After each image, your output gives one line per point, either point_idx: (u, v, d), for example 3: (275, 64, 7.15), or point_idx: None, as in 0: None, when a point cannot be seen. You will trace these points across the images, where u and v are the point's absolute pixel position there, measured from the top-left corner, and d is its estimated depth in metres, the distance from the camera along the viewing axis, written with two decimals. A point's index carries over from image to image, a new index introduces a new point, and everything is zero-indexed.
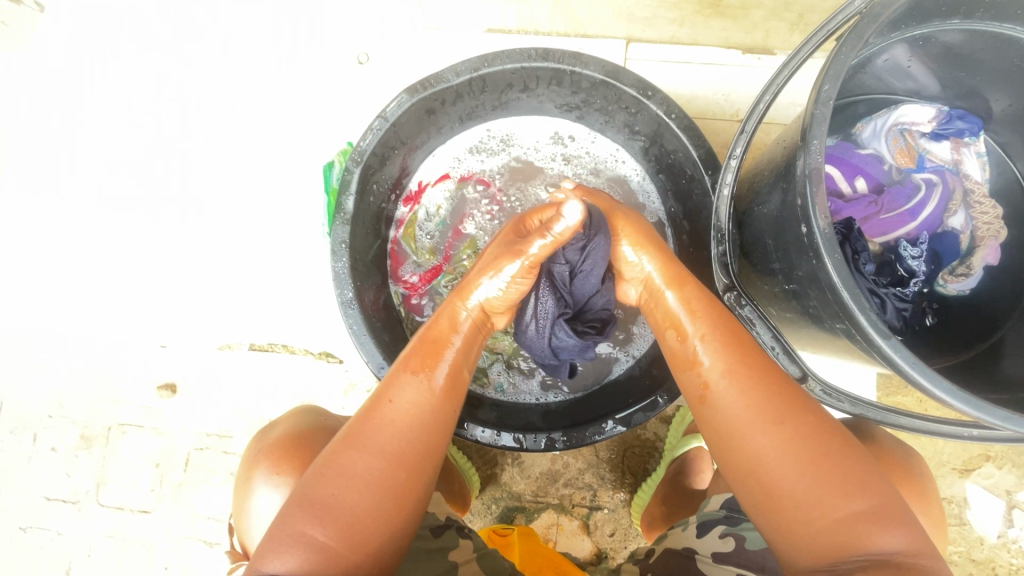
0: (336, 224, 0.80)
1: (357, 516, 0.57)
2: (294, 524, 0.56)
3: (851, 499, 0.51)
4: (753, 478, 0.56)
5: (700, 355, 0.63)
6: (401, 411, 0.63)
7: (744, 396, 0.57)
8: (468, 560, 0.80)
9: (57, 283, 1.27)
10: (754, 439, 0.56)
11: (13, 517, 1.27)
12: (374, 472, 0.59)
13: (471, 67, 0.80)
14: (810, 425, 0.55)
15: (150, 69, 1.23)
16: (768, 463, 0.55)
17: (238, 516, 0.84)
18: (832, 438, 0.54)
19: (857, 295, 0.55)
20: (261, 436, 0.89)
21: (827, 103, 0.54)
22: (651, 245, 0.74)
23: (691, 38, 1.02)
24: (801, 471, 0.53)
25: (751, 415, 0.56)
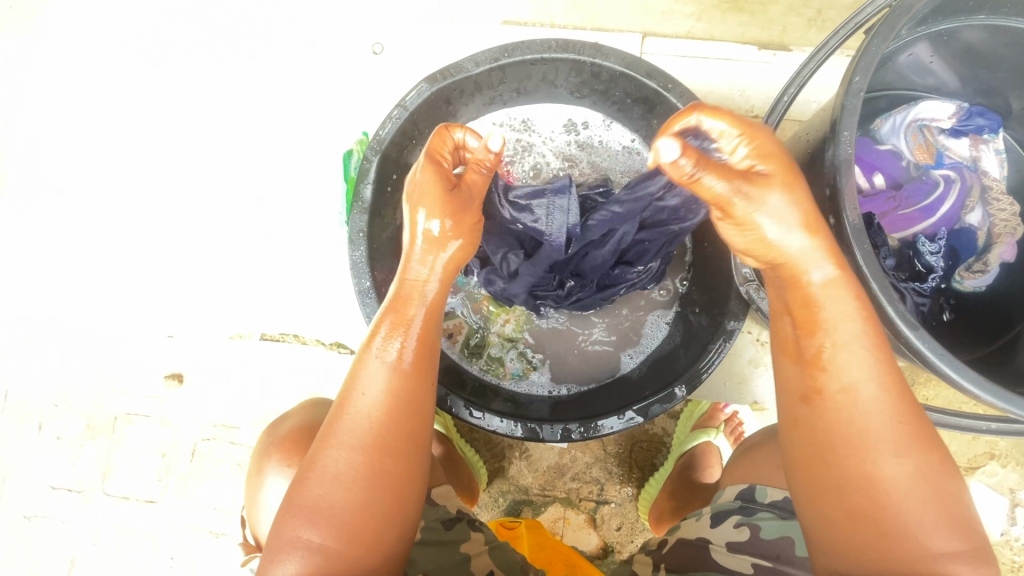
0: (354, 213, 0.80)
1: (358, 516, 0.58)
2: (289, 527, 0.58)
3: (954, 536, 0.50)
4: (843, 494, 0.53)
5: (825, 359, 0.55)
6: (372, 402, 0.62)
7: (887, 419, 0.52)
8: (479, 553, 0.80)
9: (64, 271, 1.26)
10: (873, 458, 0.52)
11: (16, 506, 1.26)
12: (351, 465, 0.59)
13: (491, 57, 0.80)
14: (936, 460, 0.52)
15: (160, 56, 1.22)
16: (884, 483, 0.52)
17: (249, 507, 0.84)
18: (946, 475, 0.52)
19: (885, 286, 0.55)
20: (273, 427, 0.88)
21: (858, 95, 0.54)
22: (804, 208, 0.56)
23: (707, 33, 1.02)
24: (911, 498, 0.51)
25: (883, 438, 0.52)
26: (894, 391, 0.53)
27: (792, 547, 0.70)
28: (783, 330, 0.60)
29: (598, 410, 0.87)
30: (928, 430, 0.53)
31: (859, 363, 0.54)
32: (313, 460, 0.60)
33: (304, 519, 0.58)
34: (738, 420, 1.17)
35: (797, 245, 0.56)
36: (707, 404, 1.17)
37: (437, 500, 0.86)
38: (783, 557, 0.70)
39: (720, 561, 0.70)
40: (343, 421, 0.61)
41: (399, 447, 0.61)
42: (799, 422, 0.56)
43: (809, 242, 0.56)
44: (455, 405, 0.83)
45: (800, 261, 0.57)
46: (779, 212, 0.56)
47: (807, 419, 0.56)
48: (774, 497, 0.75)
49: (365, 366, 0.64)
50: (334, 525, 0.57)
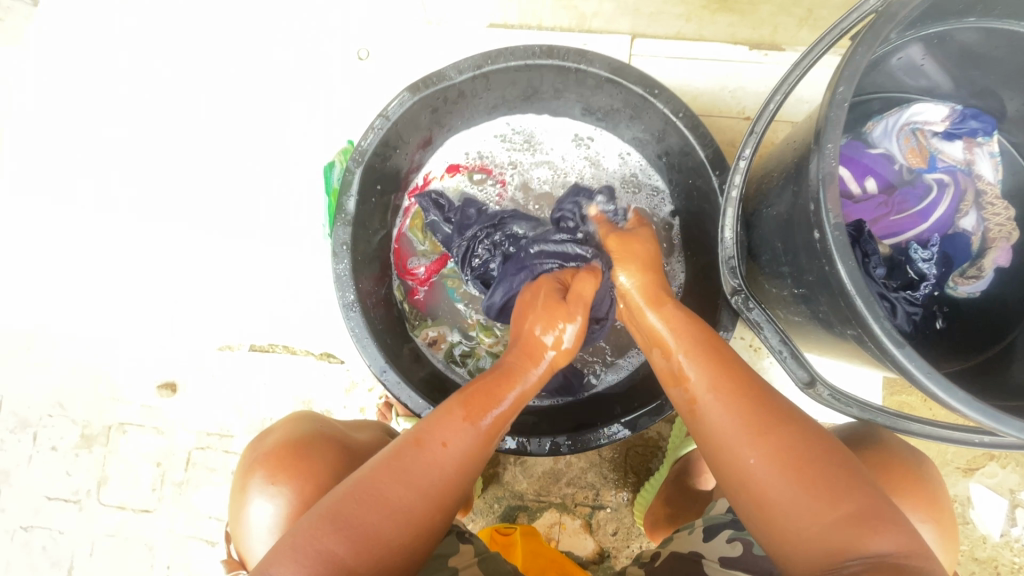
0: (337, 225, 0.79)
1: (391, 553, 0.53)
2: (316, 536, 0.52)
3: (831, 506, 0.49)
4: (744, 486, 0.54)
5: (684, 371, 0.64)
6: (451, 459, 0.59)
7: (727, 395, 0.58)
8: (468, 564, 0.78)
9: (55, 281, 1.25)
10: (737, 449, 0.55)
11: (14, 516, 1.27)
12: (412, 505, 0.55)
13: (473, 64, 0.78)
14: (793, 432, 0.54)
15: (145, 64, 1.21)
16: (751, 469, 0.54)
17: (234, 526, 0.81)
18: (820, 447, 0.53)
19: (870, 302, 0.53)
20: (256, 443, 0.86)
21: (842, 105, 0.52)
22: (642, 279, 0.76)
23: (697, 33, 1.00)
24: (780, 475, 0.52)
25: (739, 428, 0.56)
26: (732, 398, 0.58)
27: None
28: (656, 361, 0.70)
29: (588, 422, 0.86)
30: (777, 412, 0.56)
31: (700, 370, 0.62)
32: (373, 479, 0.56)
33: (330, 531, 0.52)
34: None
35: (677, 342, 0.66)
36: None
37: None
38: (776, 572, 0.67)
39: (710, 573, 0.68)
40: (417, 455, 0.58)
41: (447, 500, 0.58)
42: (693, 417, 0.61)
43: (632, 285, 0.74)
44: None
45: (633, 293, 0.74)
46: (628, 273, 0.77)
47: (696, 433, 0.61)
48: None
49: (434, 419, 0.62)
50: (363, 551, 0.52)
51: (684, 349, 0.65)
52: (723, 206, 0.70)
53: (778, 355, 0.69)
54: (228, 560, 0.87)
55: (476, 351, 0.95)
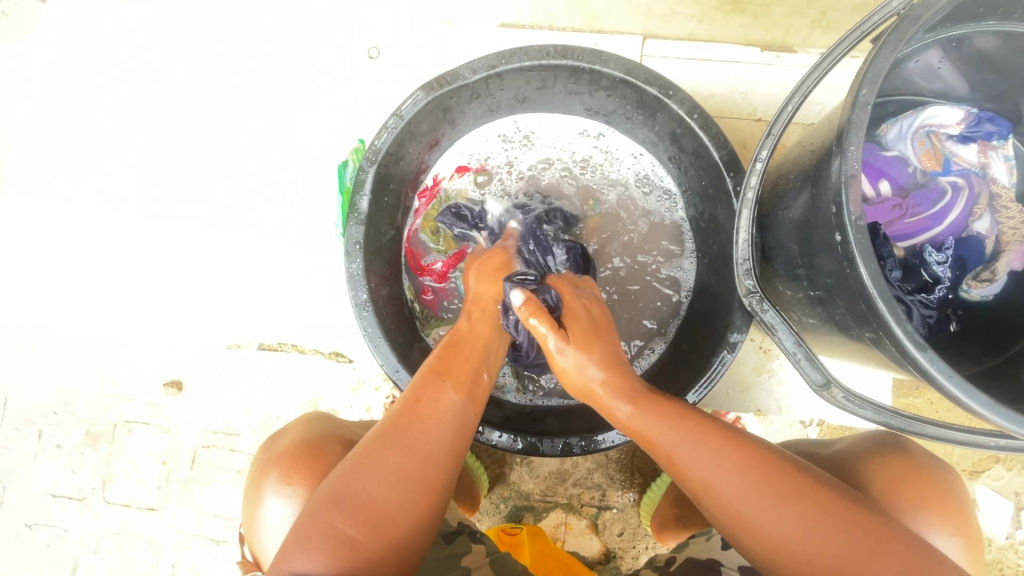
0: (350, 224, 0.78)
1: (395, 517, 0.57)
2: (323, 514, 0.56)
3: (853, 544, 0.55)
4: (779, 557, 0.58)
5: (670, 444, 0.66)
6: (438, 412, 0.66)
7: (728, 460, 0.62)
8: (481, 564, 0.78)
9: (61, 278, 1.25)
10: (759, 515, 0.59)
11: (18, 514, 1.26)
12: (405, 469, 0.60)
13: (488, 64, 0.78)
14: (794, 487, 0.59)
15: (153, 60, 1.20)
16: (772, 530, 0.58)
17: (247, 527, 0.81)
18: (818, 496, 0.59)
19: (891, 305, 0.54)
20: (270, 445, 0.86)
21: (865, 108, 0.52)
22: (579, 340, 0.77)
23: (709, 34, 1.00)
24: (802, 530, 0.57)
25: (749, 490, 0.60)
26: (725, 452, 0.63)
27: None
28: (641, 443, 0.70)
29: (599, 421, 0.85)
30: (774, 470, 0.61)
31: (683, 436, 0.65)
32: (363, 457, 0.61)
33: (336, 510, 0.56)
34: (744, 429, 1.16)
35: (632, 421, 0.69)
36: None
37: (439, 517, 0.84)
38: None
39: None
40: (405, 432, 0.63)
41: (444, 467, 0.63)
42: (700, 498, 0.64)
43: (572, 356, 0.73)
44: None
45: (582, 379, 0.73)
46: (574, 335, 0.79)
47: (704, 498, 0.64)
48: None
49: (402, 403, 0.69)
50: (371, 525, 0.56)
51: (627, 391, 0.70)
52: (739, 207, 0.70)
53: (792, 357, 0.68)
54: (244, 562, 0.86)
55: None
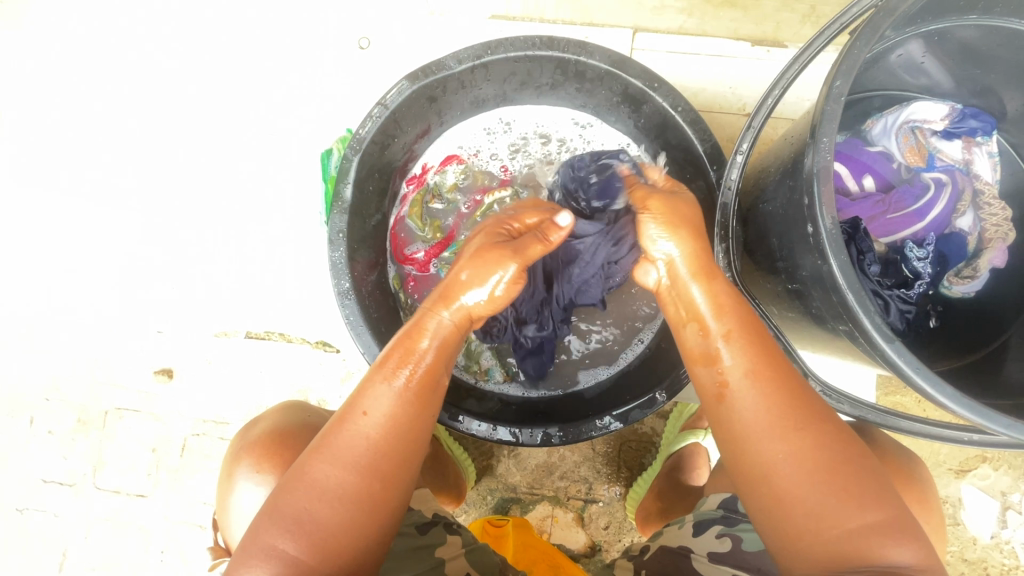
0: (334, 213, 0.78)
1: (337, 533, 0.57)
2: (264, 533, 0.57)
3: (861, 509, 0.51)
4: (766, 486, 0.54)
5: (720, 353, 0.60)
6: (374, 424, 0.60)
7: (770, 391, 0.56)
8: (455, 555, 0.77)
9: (53, 266, 1.25)
10: (763, 442, 0.55)
11: (10, 499, 1.28)
12: (344, 485, 0.58)
13: (474, 54, 0.78)
14: (831, 437, 0.54)
15: (146, 49, 1.20)
16: (788, 469, 0.53)
17: (220, 513, 0.82)
18: (849, 451, 0.54)
19: (861, 297, 0.54)
20: (245, 431, 0.86)
21: (839, 99, 0.52)
22: (682, 222, 0.68)
23: (700, 29, 1.00)
24: (818, 477, 0.52)
25: (772, 422, 0.55)
26: (767, 383, 0.56)
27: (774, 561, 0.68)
28: (685, 336, 0.64)
29: (581, 413, 0.86)
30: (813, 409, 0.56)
31: (741, 353, 0.58)
32: (306, 468, 0.59)
33: (278, 527, 0.57)
34: None
35: (714, 320, 0.61)
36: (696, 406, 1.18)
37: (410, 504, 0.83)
38: (764, 570, 0.67)
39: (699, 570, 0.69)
40: (343, 436, 0.60)
41: (396, 475, 0.60)
42: (713, 419, 0.60)
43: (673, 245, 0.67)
44: None
45: (680, 265, 0.66)
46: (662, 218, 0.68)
47: (719, 416, 0.59)
48: None
49: (372, 387, 0.62)
50: (311, 543, 0.56)
51: (724, 331, 0.60)
52: (720, 201, 0.71)
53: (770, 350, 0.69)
54: (214, 548, 0.85)
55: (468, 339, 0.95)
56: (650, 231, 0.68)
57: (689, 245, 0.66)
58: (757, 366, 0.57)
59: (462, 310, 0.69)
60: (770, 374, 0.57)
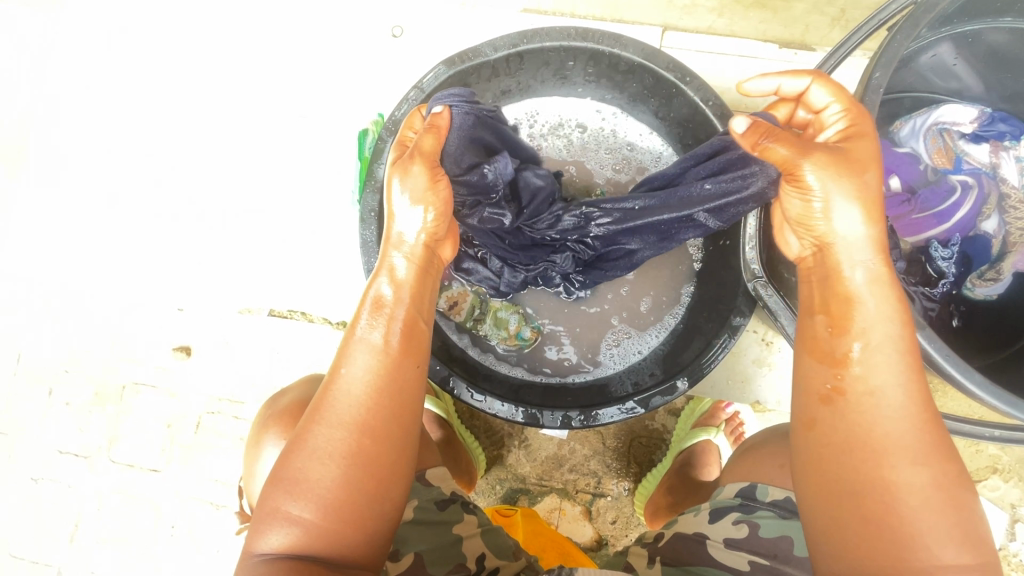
0: (367, 191, 0.80)
1: (339, 496, 0.56)
2: (273, 495, 0.57)
3: (964, 550, 0.49)
4: (865, 498, 0.51)
5: (854, 360, 0.54)
6: (356, 379, 0.60)
7: (907, 416, 0.51)
8: (472, 534, 0.79)
9: (79, 240, 1.28)
10: (895, 461, 0.50)
11: (25, 468, 1.29)
12: (335, 443, 0.57)
13: (510, 42, 0.80)
14: (955, 473, 0.50)
15: (180, 30, 1.23)
16: (903, 493, 0.50)
17: (247, 479, 0.85)
18: (963, 491, 0.50)
19: (892, 283, 0.57)
20: (272, 403, 0.90)
21: (877, 90, 0.56)
22: (865, 205, 0.56)
23: (729, 29, 1.01)
24: (929, 512, 0.49)
25: (902, 440, 0.51)
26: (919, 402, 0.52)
27: (790, 546, 0.70)
28: (812, 329, 0.58)
29: (600, 399, 0.87)
30: (944, 439, 0.52)
31: (889, 368, 0.53)
32: (301, 432, 0.59)
33: (280, 490, 0.57)
34: (739, 421, 1.17)
35: (867, 320, 0.54)
36: (709, 402, 1.18)
37: (432, 481, 0.83)
38: (781, 555, 0.70)
39: (717, 557, 0.71)
40: (333, 399, 0.59)
41: (400, 436, 0.59)
42: (815, 423, 0.55)
43: (860, 231, 0.56)
44: (457, 386, 0.84)
45: (843, 252, 0.57)
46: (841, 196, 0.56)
47: (823, 421, 0.54)
48: (775, 496, 0.73)
49: (353, 342, 0.62)
50: (321, 507, 0.56)
51: (875, 335, 0.54)
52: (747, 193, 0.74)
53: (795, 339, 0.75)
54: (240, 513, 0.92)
55: (496, 308, 0.96)
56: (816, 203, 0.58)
57: (866, 227, 0.56)
58: (906, 390, 0.52)
59: (420, 245, 0.68)
60: (919, 397, 0.52)
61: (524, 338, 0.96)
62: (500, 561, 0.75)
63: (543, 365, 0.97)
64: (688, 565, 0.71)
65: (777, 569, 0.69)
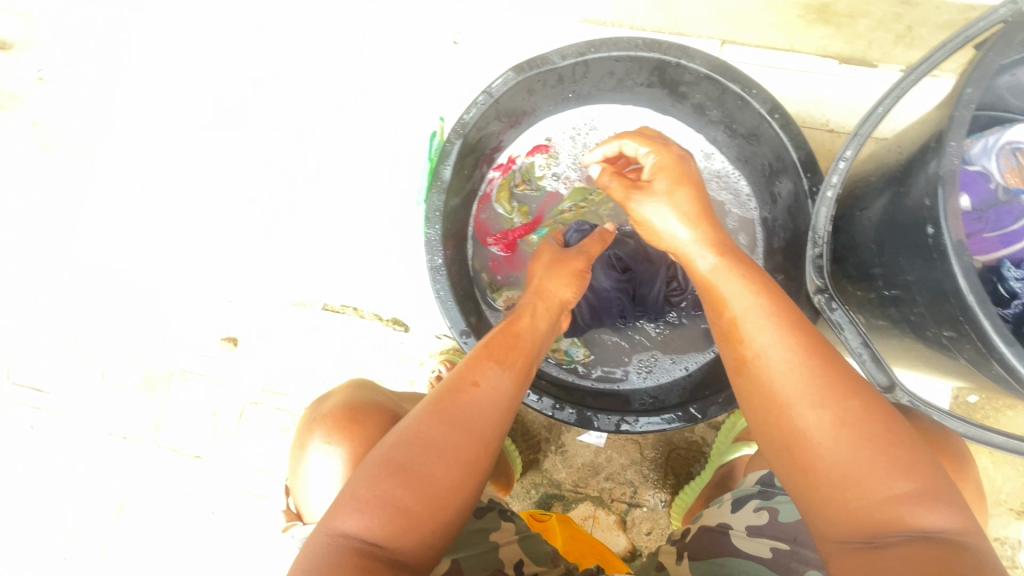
0: (433, 192, 0.82)
1: (445, 491, 0.58)
2: (377, 484, 0.57)
3: (904, 479, 0.50)
4: (791, 452, 0.54)
5: (744, 331, 0.59)
6: (488, 394, 0.65)
7: (791, 357, 0.55)
8: (510, 541, 0.81)
9: (139, 230, 1.33)
10: (800, 413, 0.53)
11: (76, 448, 1.34)
12: (459, 445, 0.60)
13: (578, 51, 0.81)
14: (857, 406, 0.52)
15: (245, 33, 1.27)
16: (818, 440, 0.52)
17: (293, 480, 0.91)
18: (878, 420, 0.52)
19: (983, 299, 0.54)
20: (318, 404, 0.95)
21: (968, 105, 0.55)
22: (687, 211, 0.69)
23: (788, 43, 1.01)
24: (846, 445, 0.51)
25: (801, 389, 0.54)
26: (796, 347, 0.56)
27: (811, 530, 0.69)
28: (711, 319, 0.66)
29: (663, 403, 0.87)
30: (845, 373, 0.54)
31: (768, 331, 0.58)
32: (421, 428, 0.60)
33: (389, 478, 0.57)
34: None
35: (727, 292, 0.63)
36: None
37: None
38: (802, 539, 0.69)
39: (740, 546, 0.71)
40: (461, 403, 0.63)
41: (494, 451, 0.63)
42: (744, 396, 0.60)
43: (694, 235, 0.68)
44: None
45: (691, 250, 0.68)
46: (675, 213, 0.69)
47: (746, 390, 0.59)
48: None
49: (481, 364, 0.68)
50: (428, 498, 0.57)
51: (734, 303, 0.61)
52: (818, 206, 0.70)
53: (858, 357, 0.70)
54: (285, 512, 0.98)
55: None
56: (656, 220, 0.71)
57: (694, 227, 0.68)
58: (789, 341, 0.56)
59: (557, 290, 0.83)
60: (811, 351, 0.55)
61: (576, 354, 0.99)
62: (539, 567, 0.77)
63: (600, 372, 0.99)
64: (714, 558, 0.71)
65: (798, 554, 0.68)
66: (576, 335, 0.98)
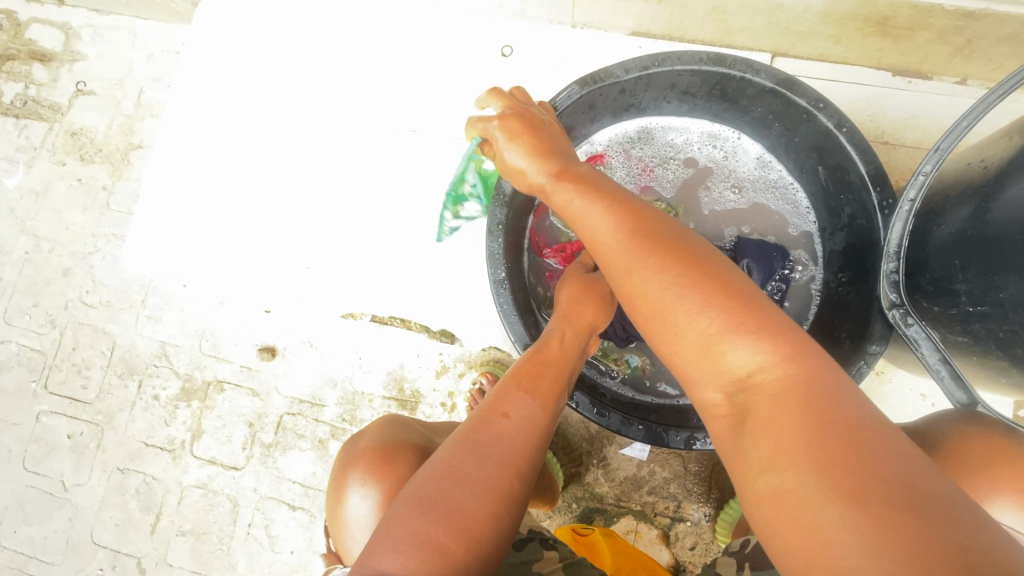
0: (494, 205, 0.83)
1: (479, 526, 0.56)
2: (410, 519, 0.55)
3: (765, 359, 0.48)
4: (681, 360, 0.53)
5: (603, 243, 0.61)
6: (516, 423, 0.65)
7: (629, 254, 0.57)
8: (553, 570, 0.79)
9: (179, 240, 1.34)
10: (674, 316, 0.52)
11: (113, 458, 1.34)
12: (489, 476, 0.59)
13: (642, 65, 0.80)
14: (716, 292, 0.51)
15: (289, 45, 1.28)
16: (696, 341, 0.51)
17: (332, 520, 0.89)
18: (738, 305, 0.51)
19: None
20: (348, 447, 0.93)
21: None
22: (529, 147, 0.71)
23: (841, 56, 1.01)
24: (726, 339, 0.49)
25: (667, 290, 0.53)
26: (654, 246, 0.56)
27: None
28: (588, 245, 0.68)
29: None
30: (694, 267, 0.54)
31: (613, 238, 0.59)
32: (453, 462, 0.60)
33: (423, 515, 0.55)
34: None
35: (574, 211, 0.65)
36: None
37: None
38: None
39: None
40: (490, 434, 0.63)
41: (526, 483, 0.62)
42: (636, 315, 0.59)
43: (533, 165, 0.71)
44: (579, 401, 0.84)
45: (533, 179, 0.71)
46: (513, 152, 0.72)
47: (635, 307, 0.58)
48: None
49: (508, 395, 0.69)
50: (461, 531, 0.55)
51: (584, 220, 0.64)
52: (896, 220, 0.70)
53: (938, 374, 0.68)
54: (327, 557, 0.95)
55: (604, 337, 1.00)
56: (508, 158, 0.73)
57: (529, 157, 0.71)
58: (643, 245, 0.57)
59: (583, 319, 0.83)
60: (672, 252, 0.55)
61: (634, 364, 0.99)
62: None
63: (661, 387, 0.98)
64: (775, 570, 0.69)
65: None
66: (637, 346, 0.99)
